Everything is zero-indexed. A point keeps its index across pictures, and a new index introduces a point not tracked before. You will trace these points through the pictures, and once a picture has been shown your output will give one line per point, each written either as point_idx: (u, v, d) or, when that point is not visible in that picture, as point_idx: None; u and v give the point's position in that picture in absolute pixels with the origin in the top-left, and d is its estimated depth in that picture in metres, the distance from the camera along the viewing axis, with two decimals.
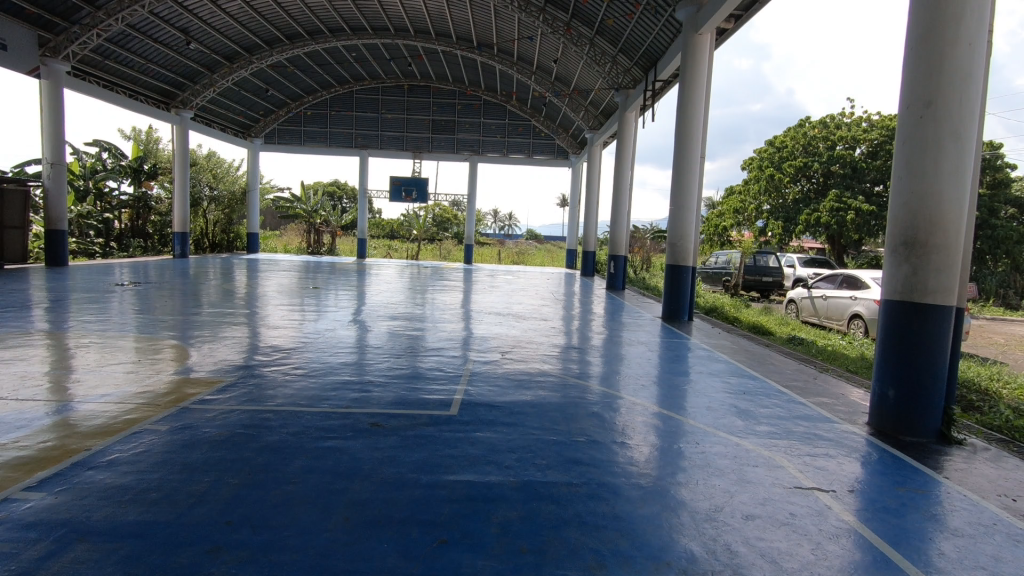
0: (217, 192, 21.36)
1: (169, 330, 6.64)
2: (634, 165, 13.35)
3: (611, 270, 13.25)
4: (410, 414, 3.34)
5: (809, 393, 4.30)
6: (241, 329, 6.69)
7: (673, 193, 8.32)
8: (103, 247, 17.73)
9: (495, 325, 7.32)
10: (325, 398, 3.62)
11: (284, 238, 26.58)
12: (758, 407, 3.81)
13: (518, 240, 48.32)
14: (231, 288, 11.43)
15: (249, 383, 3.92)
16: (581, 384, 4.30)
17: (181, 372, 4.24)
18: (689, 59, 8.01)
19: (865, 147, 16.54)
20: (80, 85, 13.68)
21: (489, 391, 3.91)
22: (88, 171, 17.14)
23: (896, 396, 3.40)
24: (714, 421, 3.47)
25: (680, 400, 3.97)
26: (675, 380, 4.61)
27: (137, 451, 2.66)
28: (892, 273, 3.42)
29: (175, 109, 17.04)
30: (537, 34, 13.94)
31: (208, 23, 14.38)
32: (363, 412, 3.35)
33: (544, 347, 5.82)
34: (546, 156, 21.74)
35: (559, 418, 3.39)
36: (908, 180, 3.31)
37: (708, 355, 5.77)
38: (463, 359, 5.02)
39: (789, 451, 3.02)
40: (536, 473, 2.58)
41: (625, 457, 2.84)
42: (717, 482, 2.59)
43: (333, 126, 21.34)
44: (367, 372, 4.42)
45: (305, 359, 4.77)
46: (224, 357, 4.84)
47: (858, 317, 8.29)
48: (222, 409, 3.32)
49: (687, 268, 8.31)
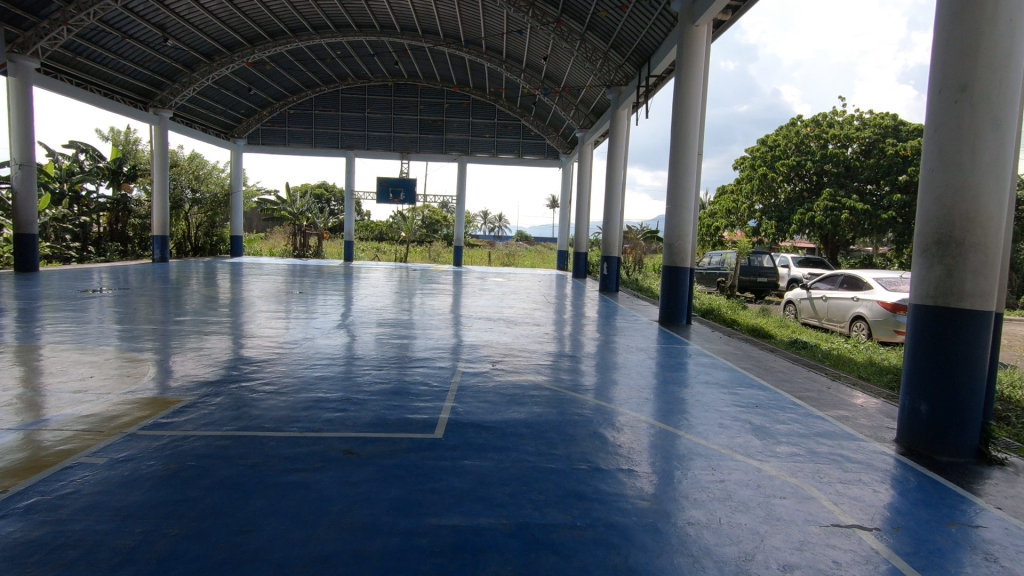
0: (200, 194, 20.81)
1: (140, 340, 6.22)
2: (626, 164, 13.02)
3: (604, 273, 12.91)
4: (390, 438, 2.97)
5: (824, 405, 3.96)
6: (215, 338, 6.27)
7: (669, 192, 7.99)
8: (80, 252, 17.12)
9: (485, 331, 6.96)
10: (295, 420, 3.22)
11: (269, 241, 26.04)
12: (775, 423, 3.46)
13: (508, 241, 48.09)
14: (214, 294, 10.97)
15: (211, 402, 3.51)
16: (577, 398, 3.93)
17: (138, 388, 3.82)
18: (685, 50, 7.66)
19: (858, 146, 16.37)
20: (50, 83, 13.15)
21: (478, 408, 3.53)
22: (64, 173, 16.43)
23: (929, 411, 3.07)
24: (728, 440, 3.13)
25: (688, 416, 3.61)
26: (680, 392, 4.24)
27: (65, 493, 2.26)
28: (923, 274, 3.09)
29: (153, 109, 16.54)
30: (527, 29, 13.58)
31: (186, 19, 13.91)
32: (338, 436, 2.97)
33: (537, 355, 5.46)
34: (536, 156, 21.45)
35: (557, 440, 3.02)
36: (942, 171, 2.98)
37: (710, 362, 5.43)
38: (451, 371, 4.64)
39: (816, 477, 2.68)
40: (533, 512, 2.22)
41: (633, 488, 2.49)
42: (742, 519, 2.24)
43: (319, 126, 20.91)
44: (347, 386, 4.03)
45: (279, 373, 4.36)
46: (192, 370, 4.43)
47: (861, 318, 7.99)
48: (174, 437, 2.91)
49: (685, 268, 8.00)
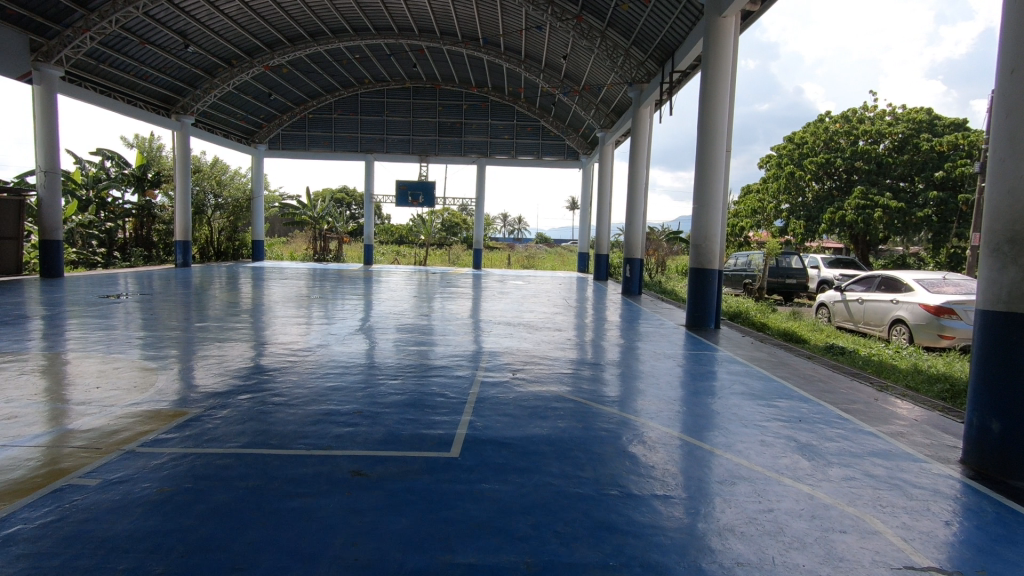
0: (222, 200, 21.02)
1: (156, 346, 6.13)
2: (649, 163, 12.67)
3: (627, 275, 12.55)
4: (402, 458, 2.74)
5: (875, 420, 3.64)
6: (231, 345, 6.14)
7: (696, 191, 7.66)
8: (105, 257, 17.36)
9: (506, 336, 6.73)
10: (303, 436, 3.01)
11: (290, 245, 26.24)
12: (823, 441, 3.16)
13: (527, 243, 47.81)
14: (236, 298, 10.95)
15: (218, 416, 3.34)
16: (604, 410, 3.66)
17: (144, 400, 3.66)
18: (711, 42, 7.34)
19: (890, 142, 15.77)
20: (76, 91, 13.32)
21: (497, 422, 3.30)
22: (91, 180, 16.67)
23: (1001, 430, 2.74)
24: (773, 461, 2.84)
25: (724, 431, 3.33)
26: (713, 403, 3.93)
27: (49, 521, 2.09)
28: (993, 276, 2.77)
29: (176, 115, 16.71)
30: (546, 28, 13.34)
31: (206, 25, 13.98)
32: (346, 455, 2.75)
33: (560, 363, 5.21)
34: (556, 157, 21.17)
35: (584, 460, 2.77)
36: (1015, 161, 2.66)
37: (745, 371, 5.11)
38: (469, 380, 4.40)
39: (877, 506, 2.38)
40: (560, 548, 1.98)
41: (673, 519, 2.23)
42: (799, 559, 1.96)
43: (338, 130, 20.93)
44: (360, 397, 3.83)
45: (291, 383, 4.18)
46: (203, 380, 4.27)
47: (901, 322, 7.58)
48: (172, 455, 2.72)
49: (713, 270, 7.68)
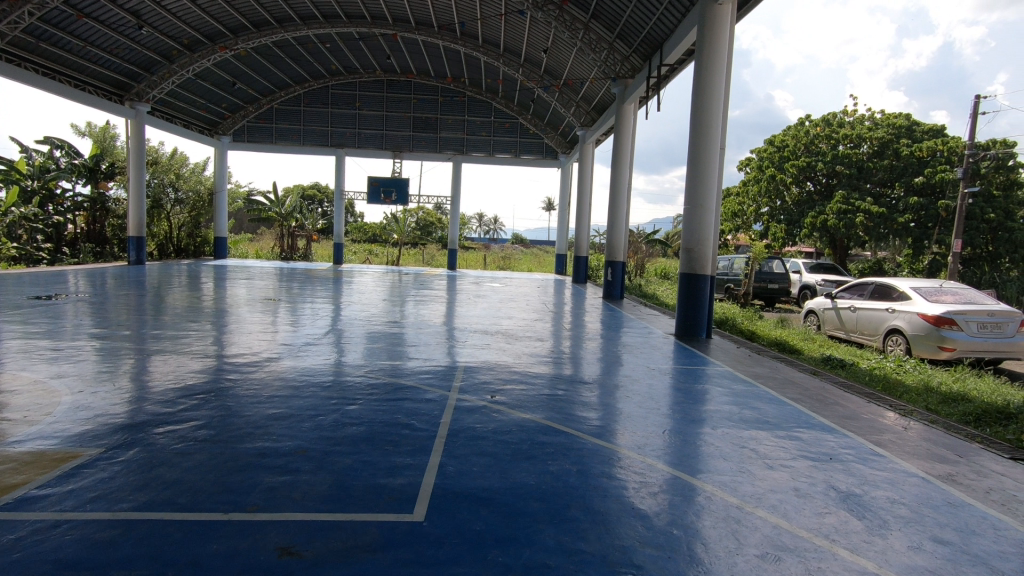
0: (182, 194, 19.75)
1: (83, 357, 5.33)
2: (633, 161, 12.17)
3: (608, 279, 12.02)
4: (351, 526, 2.09)
5: (914, 458, 3.11)
6: (170, 356, 5.38)
7: (688, 192, 7.14)
8: (52, 253, 16.05)
9: (482, 347, 6.11)
10: (224, 491, 2.34)
11: (257, 243, 25.12)
12: (866, 489, 2.62)
13: (502, 243, 47.14)
14: (189, 300, 10.06)
15: (119, 460, 2.63)
16: (597, 447, 3.06)
17: (33, 436, 2.93)
18: (707, 31, 6.83)
19: (871, 145, 15.59)
20: (13, 72, 12.25)
21: (475, 466, 2.69)
22: (37, 170, 15.60)
23: None
24: (817, 521, 2.28)
25: (746, 475, 2.75)
26: (724, 436, 3.36)
27: None
28: None
29: (130, 102, 15.68)
30: (526, 18, 12.71)
31: (162, 5, 13.06)
32: (278, 522, 2.10)
33: (545, 381, 4.61)
34: (534, 156, 20.64)
35: (585, 526, 2.16)
36: None
37: (748, 391, 4.59)
38: (440, 405, 3.76)
39: None
40: None
41: None
42: None
43: (307, 122, 20.00)
44: (308, 429, 3.15)
45: (227, 410, 3.47)
46: (117, 406, 3.52)
47: (897, 332, 7.18)
48: (38, 526, 2.02)
49: (705, 277, 7.19)
